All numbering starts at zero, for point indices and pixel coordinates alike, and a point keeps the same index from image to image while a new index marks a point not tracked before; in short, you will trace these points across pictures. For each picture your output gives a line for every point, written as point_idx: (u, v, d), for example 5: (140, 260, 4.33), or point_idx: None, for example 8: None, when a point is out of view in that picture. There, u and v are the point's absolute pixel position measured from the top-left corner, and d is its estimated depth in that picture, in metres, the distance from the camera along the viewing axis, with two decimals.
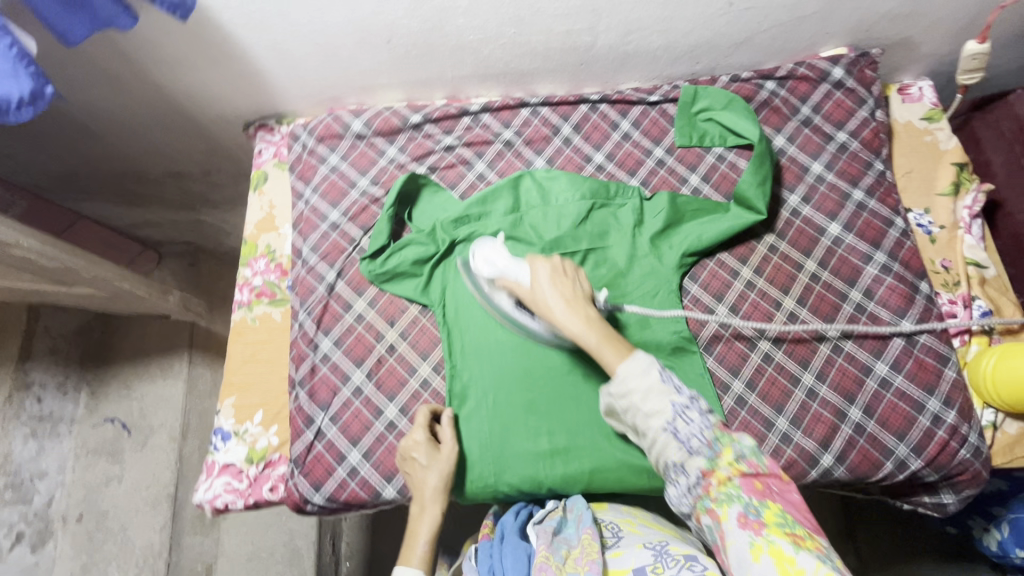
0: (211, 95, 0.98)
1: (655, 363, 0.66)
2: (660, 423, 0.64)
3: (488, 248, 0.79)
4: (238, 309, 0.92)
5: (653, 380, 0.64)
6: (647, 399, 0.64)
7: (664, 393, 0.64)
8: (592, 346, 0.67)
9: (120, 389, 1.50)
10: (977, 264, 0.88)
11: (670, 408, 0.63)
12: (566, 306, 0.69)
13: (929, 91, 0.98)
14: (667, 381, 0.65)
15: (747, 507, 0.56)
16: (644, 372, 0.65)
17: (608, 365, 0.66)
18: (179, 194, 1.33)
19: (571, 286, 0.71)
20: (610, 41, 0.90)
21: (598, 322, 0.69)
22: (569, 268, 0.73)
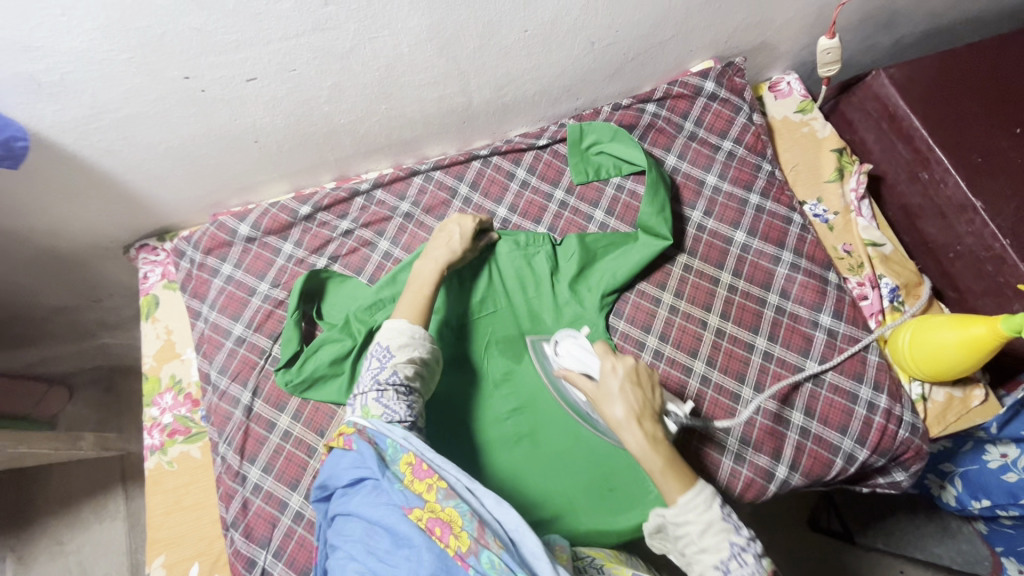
0: (75, 229, 0.89)
1: (716, 498, 0.62)
2: (712, 559, 0.60)
3: (572, 340, 0.78)
4: (151, 455, 0.83)
5: (715, 515, 0.61)
6: (706, 533, 0.60)
7: (721, 532, 0.60)
8: (654, 469, 0.62)
9: (48, 547, 1.34)
10: (874, 243, 0.92)
11: (726, 547, 0.60)
12: (631, 417, 0.64)
13: (797, 84, 1.02)
14: (727, 518, 0.61)
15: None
16: (706, 505, 0.61)
17: (667, 495, 0.62)
18: (72, 327, 1.22)
19: (643, 397, 0.66)
20: (486, 98, 0.89)
21: (665, 444, 0.64)
22: (642, 372, 0.68)
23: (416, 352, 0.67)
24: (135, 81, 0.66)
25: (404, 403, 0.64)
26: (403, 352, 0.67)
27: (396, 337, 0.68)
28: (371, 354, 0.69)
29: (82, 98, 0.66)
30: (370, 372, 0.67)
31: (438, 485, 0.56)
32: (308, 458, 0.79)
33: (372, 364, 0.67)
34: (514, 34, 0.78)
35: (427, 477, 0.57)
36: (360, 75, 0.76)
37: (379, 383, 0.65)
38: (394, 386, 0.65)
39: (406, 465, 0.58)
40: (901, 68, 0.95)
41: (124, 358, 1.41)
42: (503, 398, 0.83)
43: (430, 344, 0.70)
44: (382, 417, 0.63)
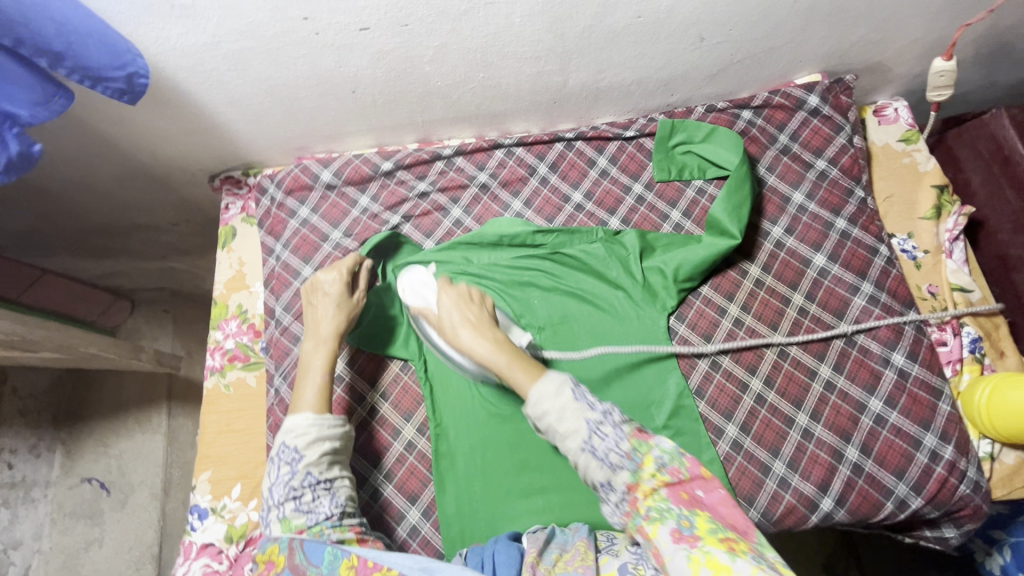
0: (173, 153, 0.94)
1: (568, 379, 0.60)
2: (575, 441, 0.57)
3: (419, 274, 0.80)
4: (210, 376, 0.87)
5: (567, 398, 0.58)
6: (563, 416, 0.58)
7: (578, 410, 0.58)
8: (502, 366, 0.64)
9: (95, 446, 1.42)
10: (962, 288, 0.87)
11: (583, 423, 0.57)
12: (472, 331, 0.69)
13: (905, 111, 0.97)
14: (579, 397, 0.58)
15: (679, 522, 0.51)
16: (558, 390, 0.59)
17: (521, 389, 0.62)
18: (147, 247, 1.28)
19: (476, 313, 0.71)
20: (582, 80, 0.88)
21: (506, 343, 0.67)
22: (474, 295, 0.74)
23: (326, 444, 0.65)
24: (259, 16, 0.68)
25: (328, 499, 0.63)
26: (312, 449, 0.64)
27: (302, 434, 0.65)
28: (272, 457, 0.65)
29: (207, 24, 0.69)
30: (279, 480, 0.63)
31: None
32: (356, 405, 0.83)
33: (280, 470, 0.63)
34: (626, 19, 0.76)
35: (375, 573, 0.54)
36: (467, 39, 0.76)
37: (291, 487, 0.62)
38: (311, 487, 0.63)
39: (348, 569, 0.55)
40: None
41: (186, 284, 1.47)
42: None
43: (340, 429, 0.68)
44: (308, 523, 0.61)
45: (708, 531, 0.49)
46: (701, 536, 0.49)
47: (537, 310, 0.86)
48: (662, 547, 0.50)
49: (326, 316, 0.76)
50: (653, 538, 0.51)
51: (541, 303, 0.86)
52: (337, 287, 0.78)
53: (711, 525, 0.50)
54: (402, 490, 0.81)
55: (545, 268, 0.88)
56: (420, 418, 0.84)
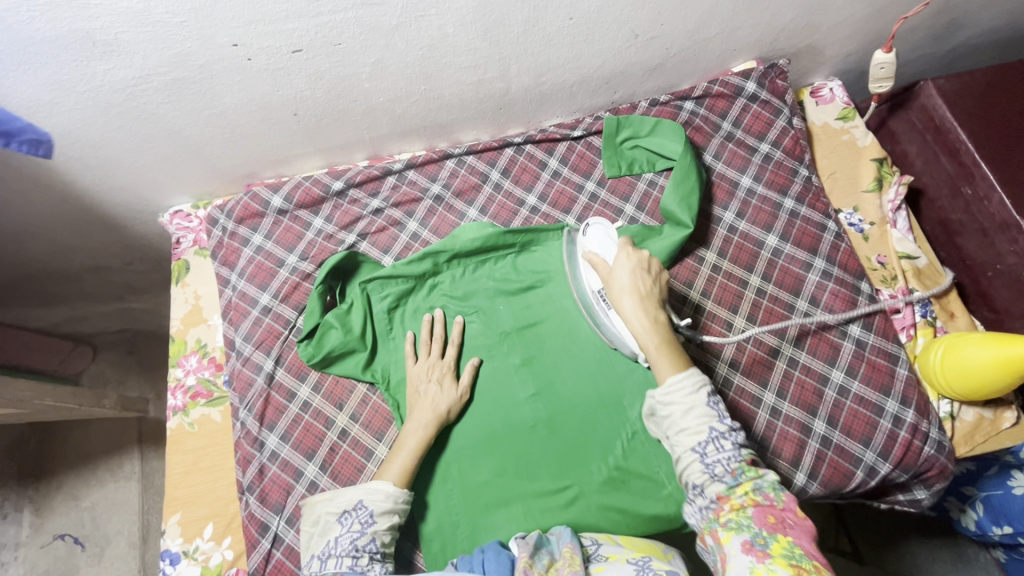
0: (116, 192, 0.91)
1: (704, 385, 0.65)
2: (690, 441, 0.63)
3: (601, 230, 0.78)
4: (173, 415, 0.85)
5: (699, 399, 0.64)
6: (689, 414, 0.64)
7: (704, 416, 0.63)
8: (649, 345, 0.67)
9: (65, 501, 1.37)
10: (909, 256, 0.89)
11: (705, 429, 0.63)
12: (636, 300, 0.69)
13: (841, 90, 1.00)
14: (713, 405, 0.64)
15: (754, 536, 0.57)
16: (694, 389, 0.64)
17: (661, 373, 0.66)
18: (102, 289, 1.24)
19: (648, 284, 0.71)
20: (524, 84, 0.89)
21: (663, 327, 0.69)
22: (653, 263, 0.74)
23: (397, 519, 0.68)
24: (186, 45, 0.67)
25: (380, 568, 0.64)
26: (384, 519, 0.67)
27: (382, 502, 0.68)
28: (344, 515, 0.68)
29: (134, 59, 0.68)
30: (348, 534, 0.66)
31: None
32: (326, 430, 0.81)
33: (351, 526, 0.67)
34: (559, 21, 0.77)
35: None
36: (403, 53, 0.76)
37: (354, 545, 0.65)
38: (371, 553, 0.65)
39: None
40: (951, 80, 0.93)
41: (148, 323, 1.43)
42: (522, 385, 0.82)
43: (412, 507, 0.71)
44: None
45: (781, 554, 0.54)
46: (772, 555, 0.55)
47: (503, 315, 0.85)
48: (730, 553, 0.57)
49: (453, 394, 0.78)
50: (726, 541, 0.58)
51: (506, 309, 0.86)
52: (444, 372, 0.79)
53: (790, 551, 0.55)
54: None
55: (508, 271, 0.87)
56: (393, 436, 0.81)
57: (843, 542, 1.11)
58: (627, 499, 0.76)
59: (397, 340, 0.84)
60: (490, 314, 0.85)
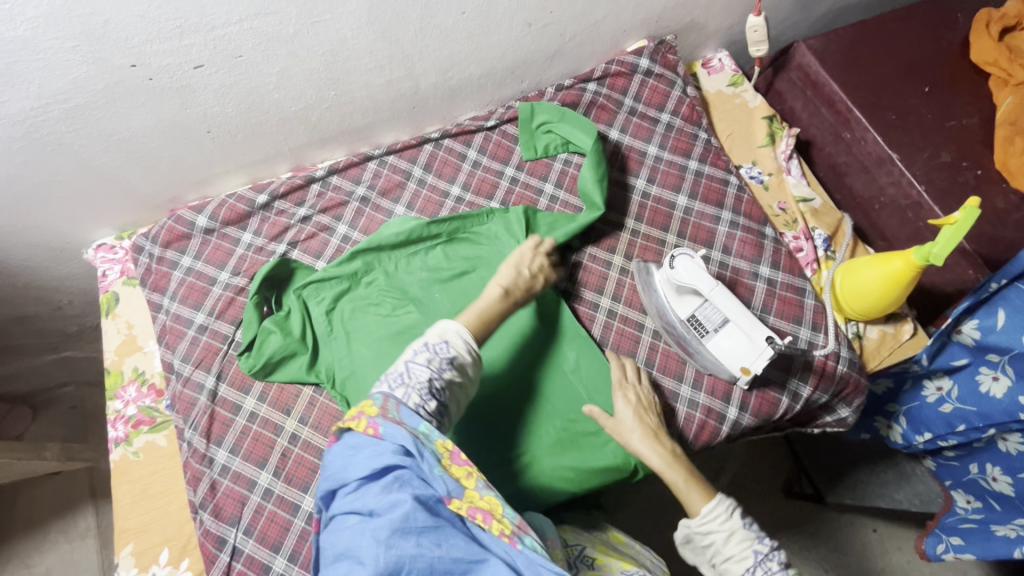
0: (32, 232, 0.90)
1: (735, 508, 0.68)
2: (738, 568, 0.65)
3: (689, 263, 0.81)
4: (116, 447, 0.84)
5: (736, 523, 0.67)
6: (729, 540, 0.66)
7: (744, 539, 0.66)
8: (677, 482, 0.71)
9: (17, 570, 1.29)
10: (805, 199, 0.98)
11: (751, 554, 0.65)
12: (668, 458, 0.73)
13: (728, 61, 1.10)
14: (747, 527, 0.67)
15: None
16: (727, 514, 0.67)
17: (690, 506, 0.70)
18: (31, 341, 1.19)
19: (649, 422, 0.76)
20: (433, 82, 0.93)
21: (680, 459, 0.73)
22: (647, 401, 0.79)
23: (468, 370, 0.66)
24: (82, 70, 0.68)
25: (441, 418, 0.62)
26: (458, 363, 0.65)
27: (461, 345, 0.66)
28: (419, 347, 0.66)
29: (29, 88, 0.68)
30: (419, 366, 0.64)
31: (478, 475, 0.58)
32: (276, 437, 0.81)
33: (425, 360, 0.64)
34: (453, 16, 0.82)
35: (466, 464, 0.58)
36: (305, 60, 0.79)
37: (426, 379, 0.62)
38: (440, 396, 0.63)
39: (444, 448, 0.58)
40: (819, 39, 1.03)
41: (90, 373, 1.38)
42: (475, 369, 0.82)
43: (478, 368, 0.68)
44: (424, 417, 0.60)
45: None
46: None
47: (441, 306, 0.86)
48: None
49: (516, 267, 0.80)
50: None
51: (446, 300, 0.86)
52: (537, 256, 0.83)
53: None
54: None
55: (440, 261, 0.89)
56: None
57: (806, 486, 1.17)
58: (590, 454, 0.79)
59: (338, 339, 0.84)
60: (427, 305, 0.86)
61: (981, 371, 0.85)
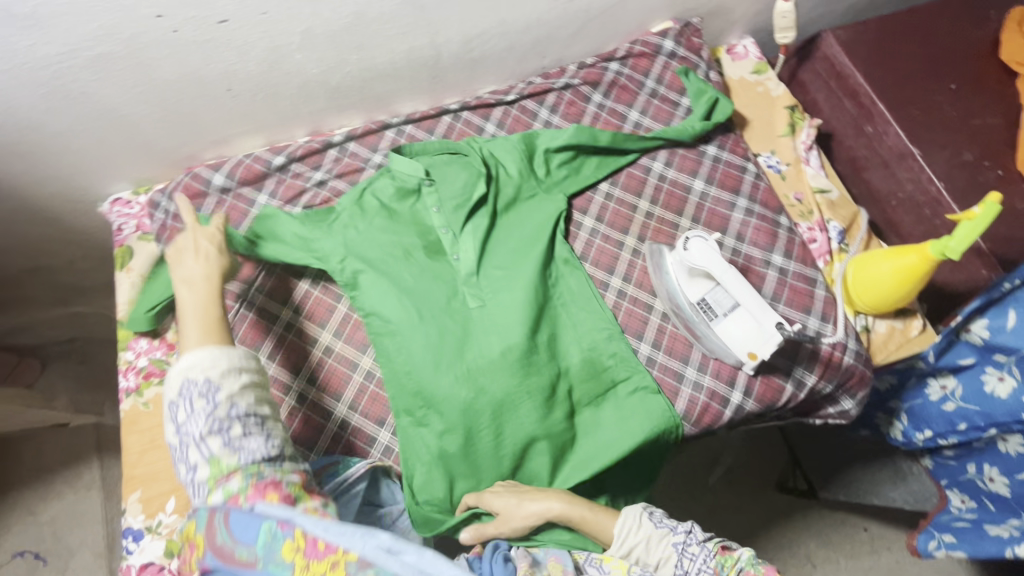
0: (51, 181, 0.91)
1: (641, 508, 0.73)
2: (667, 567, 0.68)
3: (701, 243, 0.81)
4: (127, 397, 0.86)
5: (649, 526, 0.71)
6: (649, 546, 0.70)
7: (662, 539, 0.69)
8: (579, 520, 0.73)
9: (22, 517, 1.32)
10: (821, 190, 0.98)
11: (671, 551, 0.69)
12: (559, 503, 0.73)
13: (753, 47, 1.09)
14: (659, 522, 0.71)
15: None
16: (638, 521, 0.71)
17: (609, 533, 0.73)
18: (45, 292, 1.21)
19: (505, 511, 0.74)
20: (454, 52, 0.92)
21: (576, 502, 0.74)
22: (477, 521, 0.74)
23: (246, 376, 0.64)
24: (108, 18, 0.68)
25: (263, 437, 0.62)
26: (228, 379, 0.63)
27: (214, 367, 0.63)
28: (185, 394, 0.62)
29: (55, 33, 0.68)
30: (196, 415, 0.61)
31: (344, 559, 0.54)
32: (285, 395, 0.82)
33: (195, 407, 0.61)
34: None
35: (326, 556, 0.54)
36: (330, 20, 0.79)
37: (200, 433, 0.61)
38: (240, 418, 0.62)
39: (292, 552, 0.54)
40: (847, 29, 1.01)
41: (99, 330, 1.39)
42: (470, 293, 0.83)
43: (255, 362, 0.67)
44: (241, 462, 0.60)
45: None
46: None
47: (467, 242, 0.85)
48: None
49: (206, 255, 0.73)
50: None
51: (388, 270, 0.82)
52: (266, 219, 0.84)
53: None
54: None
55: (482, 218, 0.87)
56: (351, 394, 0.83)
57: (800, 482, 1.26)
58: (652, 403, 0.81)
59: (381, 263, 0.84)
60: (348, 278, 0.83)
61: (986, 371, 0.86)
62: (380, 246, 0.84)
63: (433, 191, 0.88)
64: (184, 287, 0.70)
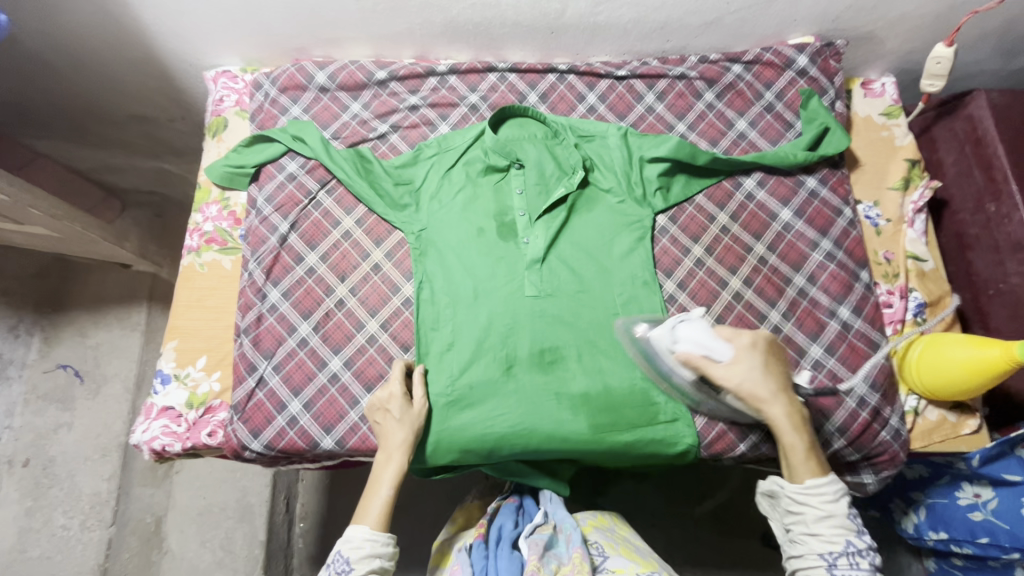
0: (173, 38, 0.96)
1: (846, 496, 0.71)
2: (821, 547, 0.68)
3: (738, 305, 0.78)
4: (187, 254, 0.92)
5: (840, 509, 0.69)
6: (823, 521, 0.69)
7: (840, 527, 0.69)
8: (787, 441, 0.72)
9: (73, 335, 1.45)
10: (916, 257, 0.92)
11: (842, 540, 0.68)
12: (780, 401, 0.72)
13: (892, 88, 1.00)
14: (853, 519, 0.70)
15: None
16: (836, 498, 0.70)
17: (797, 474, 0.72)
18: (140, 140, 1.29)
19: (778, 376, 0.74)
20: (579, 10, 0.89)
21: (804, 423, 0.73)
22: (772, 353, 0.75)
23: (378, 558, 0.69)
24: None
25: None
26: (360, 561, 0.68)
27: (357, 548, 0.68)
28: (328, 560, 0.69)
29: None
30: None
31: None
32: (325, 296, 0.86)
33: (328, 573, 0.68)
34: None
35: None
36: None
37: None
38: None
39: None
40: (1003, 94, 0.92)
41: (177, 190, 1.48)
42: (528, 281, 0.83)
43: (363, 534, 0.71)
44: None
45: None
46: None
47: (539, 234, 0.85)
48: None
49: (412, 416, 0.76)
50: None
51: (458, 242, 0.85)
52: (358, 160, 0.89)
53: None
54: (360, 379, 0.83)
55: (559, 212, 0.86)
56: (384, 314, 0.86)
57: None
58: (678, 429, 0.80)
59: (455, 230, 0.86)
60: (422, 240, 0.86)
61: None
62: (460, 210, 0.86)
63: (524, 176, 0.88)
64: (386, 487, 0.72)
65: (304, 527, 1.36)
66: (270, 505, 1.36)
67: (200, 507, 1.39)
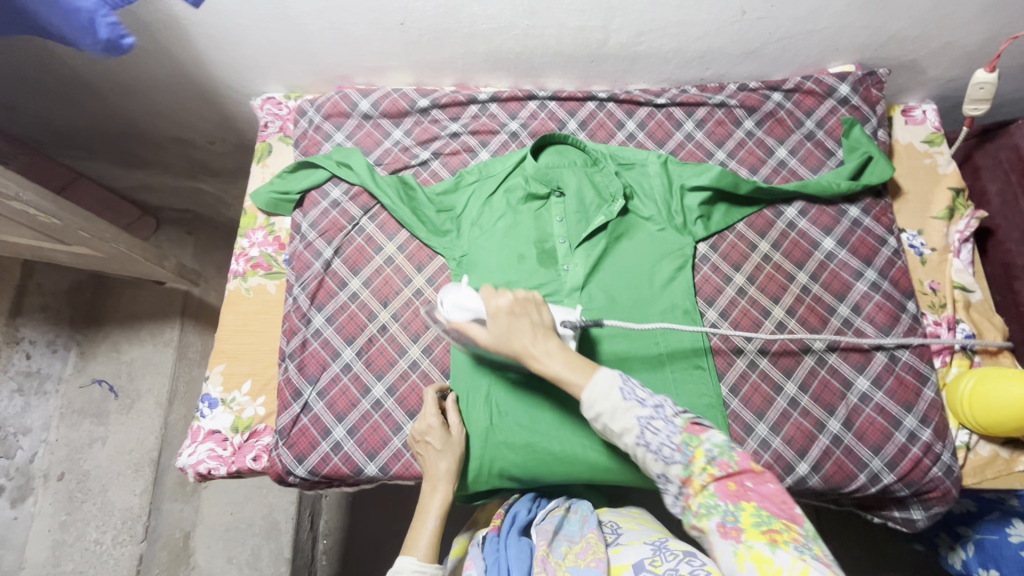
0: (222, 66, 0.98)
1: (616, 377, 0.65)
2: (631, 437, 0.63)
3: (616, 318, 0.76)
4: (233, 278, 0.93)
5: (616, 399, 0.63)
6: (615, 414, 0.64)
7: (629, 410, 0.63)
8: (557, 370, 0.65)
9: (108, 351, 1.45)
10: (963, 287, 0.91)
11: (636, 421, 0.63)
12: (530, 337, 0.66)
13: (933, 115, 0.99)
14: (629, 397, 0.64)
15: (725, 517, 0.58)
16: (609, 392, 0.64)
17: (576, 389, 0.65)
18: (179, 161, 1.32)
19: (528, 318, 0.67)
20: (622, 40, 0.90)
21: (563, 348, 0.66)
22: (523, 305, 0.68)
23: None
24: None
25: None
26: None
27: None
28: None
29: None
30: None
31: None
32: (368, 322, 0.86)
33: None
34: None
35: None
36: None
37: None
38: None
39: None
40: None
41: (212, 209, 1.51)
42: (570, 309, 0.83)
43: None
44: None
45: (751, 525, 0.56)
46: (744, 529, 0.56)
47: (580, 261, 0.85)
48: (714, 542, 0.57)
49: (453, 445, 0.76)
50: (706, 530, 0.59)
51: (500, 269, 0.85)
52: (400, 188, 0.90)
53: (758, 518, 0.57)
54: (403, 406, 0.83)
55: (601, 240, 0.86)
56: (426, 340, 0.86)
57: None
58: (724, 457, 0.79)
59: (496, 257, 0.86)
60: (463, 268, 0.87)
61: None
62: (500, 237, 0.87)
63: (564, 202, 0.88)
64: (433, 517, 0.72)
65: (326, 543, 1.42)
66: (295, 522, 1.38)
67: (226, 523, 1.41)
